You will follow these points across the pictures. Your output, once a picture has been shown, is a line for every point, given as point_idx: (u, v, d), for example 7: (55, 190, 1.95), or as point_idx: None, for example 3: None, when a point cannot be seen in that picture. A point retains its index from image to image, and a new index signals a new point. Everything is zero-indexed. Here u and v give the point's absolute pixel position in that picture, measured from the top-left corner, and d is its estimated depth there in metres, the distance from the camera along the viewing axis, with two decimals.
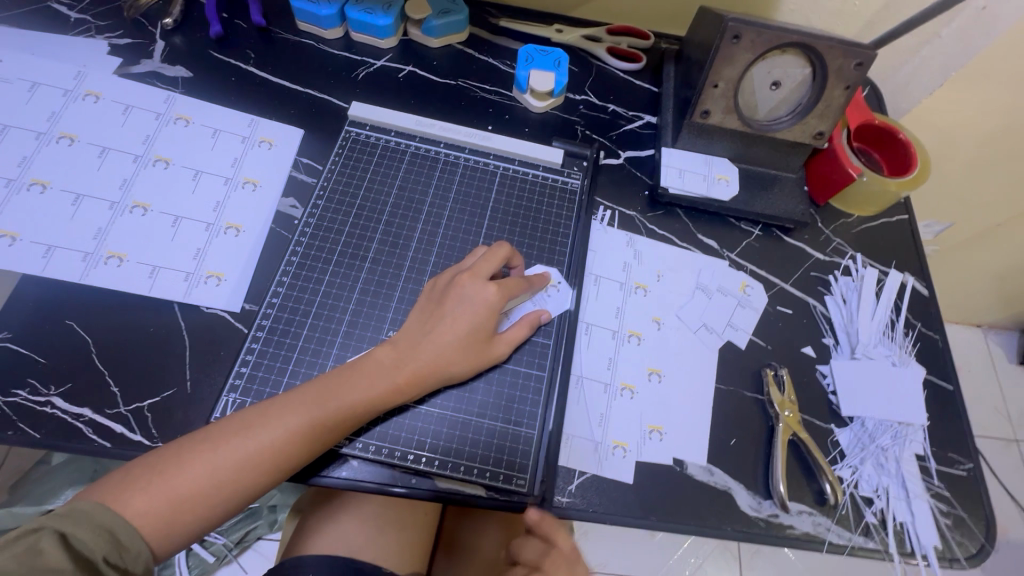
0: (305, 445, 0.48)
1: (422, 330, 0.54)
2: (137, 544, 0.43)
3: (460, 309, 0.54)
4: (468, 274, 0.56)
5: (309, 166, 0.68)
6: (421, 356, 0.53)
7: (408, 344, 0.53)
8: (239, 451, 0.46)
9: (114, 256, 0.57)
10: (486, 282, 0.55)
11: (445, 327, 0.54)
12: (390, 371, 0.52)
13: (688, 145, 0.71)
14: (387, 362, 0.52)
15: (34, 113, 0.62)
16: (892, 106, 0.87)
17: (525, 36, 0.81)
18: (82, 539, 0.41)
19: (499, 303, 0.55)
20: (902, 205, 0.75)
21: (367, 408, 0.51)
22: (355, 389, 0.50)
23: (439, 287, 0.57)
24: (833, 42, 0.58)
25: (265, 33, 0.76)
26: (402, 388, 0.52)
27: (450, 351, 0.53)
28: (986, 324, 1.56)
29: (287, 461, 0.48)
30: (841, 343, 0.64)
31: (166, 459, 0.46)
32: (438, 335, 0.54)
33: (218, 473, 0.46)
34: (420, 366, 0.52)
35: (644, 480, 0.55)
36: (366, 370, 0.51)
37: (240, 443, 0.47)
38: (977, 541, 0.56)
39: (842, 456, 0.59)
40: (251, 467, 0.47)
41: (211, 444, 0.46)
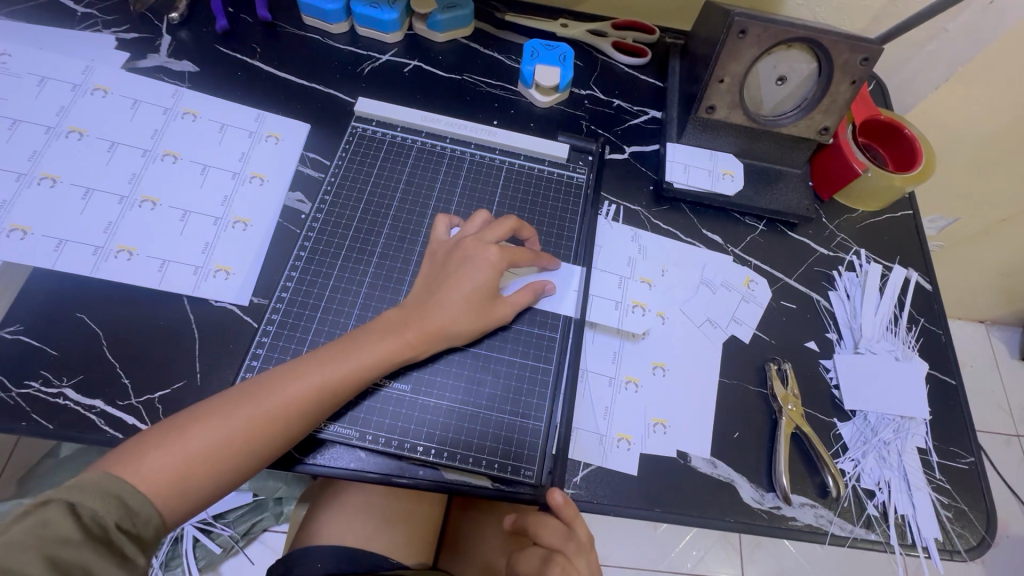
0: (318, 406, 0.49)
1: (431, 292, 0.56)
2: (147, 509, 0.42)
3: (465, 267, 0.56)
4: (473, 239, 0.58)
5: (316, 161, 0.68)
6: (430, 315, 0.54)
7: (417, 306, 0.55)
8: (254, 410, 0.47)
9: (124, 249, 0.58)
10: (489, 244, 0.57)
11: (454, 285, 0.55)
12: (400, 331, 0.53)
13: (693, 140, 0.71)
14: (397, 322, 0.54)
15: (43, 107, 0.63)
16: (897, 101, 0.86)
17: (530, 31, 0.81)
18: (91, 508, 0.39)
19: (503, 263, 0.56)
20: (907, 200, 0.75)
21: (378, 367, 0.51)
22: (365, 349, 0.51)
23: (443, 253, 0.58)
24: (840, 36, 0.58)
25: (271, 28, 0.76)
26: (411, 346, 0.53)
27: (460, 310, 0.55)
28: (988, 320, 1.56)
29: (298, 422, 0.48)
30: (845, 337, 0.65)
31: (183, 419, 0.46)
32: (445, 296, 0.55)
33: (232, 433, 0.46)
34: (430, 324, 0.54)
35: (649, 472, 0.56)
36: (376, 332, 0.53)
37: (255, 402, 0.47)
38: (978, 533, 0.57)
39: (845, 449, 0.59)
40: (264, 426, 0.47)
41: (227, 405, 0.47)
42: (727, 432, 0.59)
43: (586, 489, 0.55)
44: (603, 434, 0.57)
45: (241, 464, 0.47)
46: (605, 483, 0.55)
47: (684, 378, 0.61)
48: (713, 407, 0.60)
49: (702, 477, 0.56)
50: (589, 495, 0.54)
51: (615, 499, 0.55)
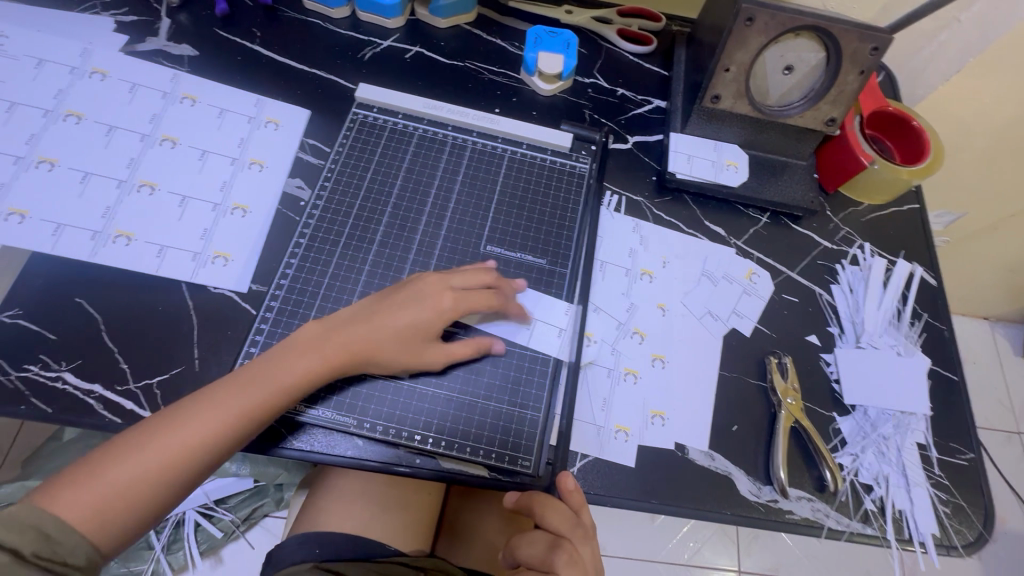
0: (244, 427, 0.49)
1: (365, 313, 0.54)
2: (70, 538, 0.42)
3: (414, 301, 0.55)
4: (436, 279, 0.56)
5: (316, 148, 0.67)
6: (355, 332, 0.53)
7: (343, 324, 0.54)
8: (178, 436, 0.46)
9: (122, 235, 0.58)
10: (444, 287, 0.56)
11: (389, 312, 0.54)
12: (321, 348, 0.52)
13: (696, 131, 0.71)
14: (319, 339, 0.52)
15: (41, 90, 0.62)
16: (907, 92, 0.85)
17: (534, 17, 0.80)
18: (9, 542, 0.39)
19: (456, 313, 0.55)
20: (914, 194, 0.74)
21: (300, 385, 0.51)
22: (284, 367, 0.51)
23: (398, 277, 0.57)
24: (849, 25, 0.57)
25: (271, 12, 0.75)
26: (338, 365, 0.52)
27: (392, 335, 0.53)
28: (993, 317, 1.55)
29: (222, 443, 0.48)
30: (846, 332, 0.64)
31: (105, 451, 0.45)
32: (383, 319, 0.54)
33: (152, 462, 0.45)
34: (355, 342, 0.53)
35: (648, 463, 0.56)
36: (298, 349, 0.52)
37: (184, 427, 0.47)
38: (976, 529, 0.57)
39: (843, 444, 0.59)
40: (188, 451, 0.47)
41: (142, 435, 0.46)
42: (725, 426, 0.58)
43: (583, 479, 0.55)
44: (601, 425, 0.57)
45: (171, 489, 0.46)
46: (602, 473, 0.55)
47: (681, 367, 0.60)
48: (709, 402, 0.59)
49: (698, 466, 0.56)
50: (587, 486, 0.54)
51: (613, 489, 0.54)
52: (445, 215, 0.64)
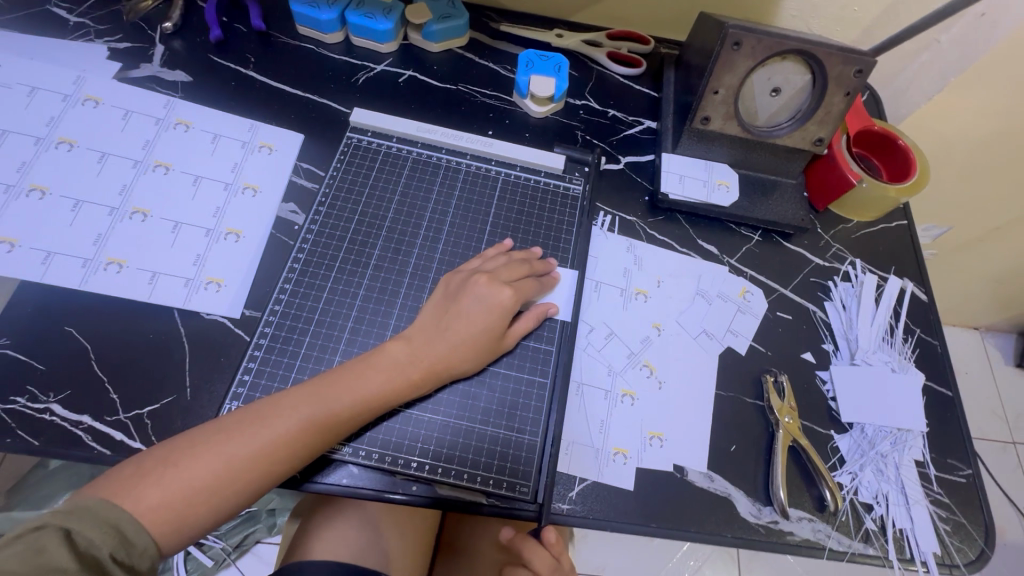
0: (322, 436, 0.48)
1: (437, 325, 0.55)
2: (143, 540, 0.42)
3: (476, 308, 0.55)
4: (486, 275, 0.57)
5: (310, 172, 0.67)
6: (434, 351, 0.54)
7: (421, 339, 0.54)
8: (258, 441, 0.46)
9: (114, 262, 0.57)
10: (501, 285, 0.56)
11: (460, 322, 0.55)
12: (405, 367, 0.52)
13: (687, 151, 0.71)
14: (401, 358, 0.53)
15: (34, 117, 0.62)
16: (891, 109, 0.87)
17: (525, 41, 0.82)
18: (87, 536, 0.39)
19: (512, 302, 0.56)
20: (902, 211, 0.75)
21: (381, 401, 0.51)
22: (372, 382, 0.51)
23: (452, 287, 0.57)
24: (834, 48, 0.58)
25: (265, 37, 0.76)
26: (417, 381, 0.53)
27: (464, 351, 0.54)
28: (983, 327, 1.57)
29: (303, 452, 0.48)
30: (841, 348, 0.65)
31: (181, 449, 0.45)
32: (456, 336, 0.54)
33: (231, 464, 0.45)
34: (436, 360, 0.53)
35: (647, 487, 0.55)
36: (380, 364, 0.52)
37: (264, 430, 0.47)
38: (977, 546, 0.57)
39: (842, 462, 0.59)
40: (269, 458, 0.46)
41: (223, 437, 0.46)
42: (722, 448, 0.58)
43: (582, 504, 0.54)
44: (598, 448, 0.56)
45: (245, 493, 0.46)
46: (600, 498, 0.54)
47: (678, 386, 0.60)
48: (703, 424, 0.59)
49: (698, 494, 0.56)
50: (585, 511, 0.54)
51: (611, 513, 0.54)
52: (439, 240, 0.64)
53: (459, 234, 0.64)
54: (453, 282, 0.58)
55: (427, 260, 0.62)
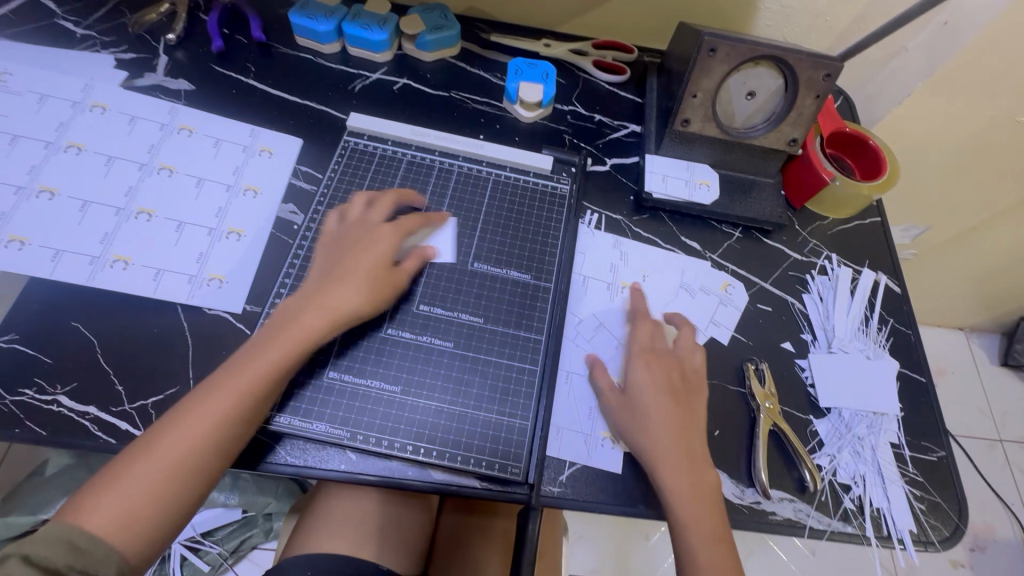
0: (248, 411, 0.50)
1: (324, 275, 0.58)
2: (102, 549, 0.43)
3: (360, 252, 0.59)
4: (370, 223, 0.61)
5: (308, 174, 0.70)
6: (325, 296, 0.56)
7: (315, 290, 0.57)
8: (190, 434, 0.48)
9: (120, 259, 0.60)
10: (382, 227, 0.61)
11: (352, 267, 0.58)
12: (297, 321, 0.54)
13: (669, 152, 0.75)
14: (297, 313, 0.55)
15: (43, 123, 0.65)
16: (865, 114, 0.91)
17: (515, 50, 0.85)
18: (43, 557, 0.41)
19: (396, 241, 0.61)
20: (875, 208, 0.78)
21: (286, 358, 0.53)
22: (276, 347, 0.53)
23: (350, 236, 0.61)
24: (803, 54, 0.62)
25: (265, 48, 0.79)
26: (319, 334, 0.55)
27: (341, 299, 0.56)
28: (967, 327, 1.61)
29: (228, 434, 0.49)
30: (819, 337, 0.68)
31: (117, 464, 0.47)
32: (329, 287, 0.56)
33: (165, 464, 0.47)
34: (330, 306, 0.55)
35: (634, 469, 0.58)
36: (290, 328, 0.54)
37: (185, 427, 0.48)
38: (951, 524, 0.59)
39: (821, 445, 0.61)
40: (198, 447, 0.48)
41: (150, 443, 0.47)
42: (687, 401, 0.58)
43: (572, 487, 0.56)
44: (586, 432, 0.59)
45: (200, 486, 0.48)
46: (589, 480, 0.57)
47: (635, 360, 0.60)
48: (663, 380, 0.58)
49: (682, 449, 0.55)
50: (575, 493, 0.56)
51: (600, 496, 0.56)
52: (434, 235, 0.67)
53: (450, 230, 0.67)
54: (339, 233, 0.62)
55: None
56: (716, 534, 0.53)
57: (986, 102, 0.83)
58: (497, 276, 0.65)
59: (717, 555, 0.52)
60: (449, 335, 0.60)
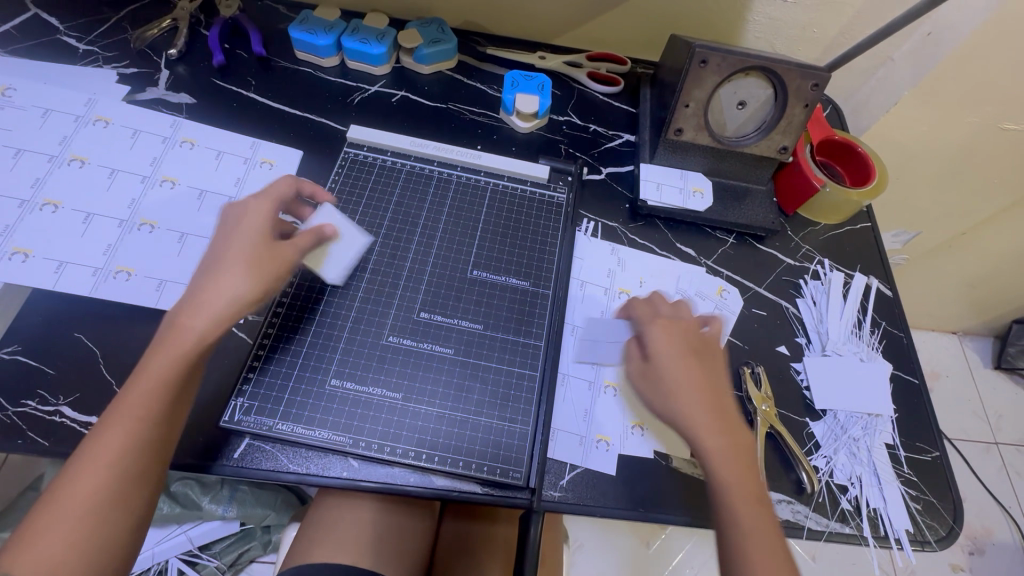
0: (164, 408, 0.48)
1: (217, 263, 0.53)
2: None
3: (240, 228, 0.55)
4: (259, 202, 0.57)
5: (309, 185, 0.71)
6: (205, 287, 0.52)
7: (201, 281, 0.53)
8: (106, 453, 0.46)
9: (122, 270, 0.60)
10: (262, 205, 0.57)
11: (235, 254, 0.54)
12: (178, 322, 0.51)
13: (663, 161, 0.77)
14: (186, 310, 0.51)
15: (46, 136, 0.66)
16: (854, 122, 0.93)
17: (511, 63, 0.87)
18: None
19: (272, 214, 0.57)
20: (865, 214, 0.80)
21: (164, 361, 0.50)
22: (172, 348, 0.50)
23: (229, 218, 0.57)
24: (791, 65, 0.64)
25: (265, 62, 0.81)
26: (208, 323, 0.51)
27: (235, 290, 0.52)
28: (960, 331, 1.62)
29: (153, 442, 0.48)
30: (813, 341, 0.69)
31: (50, 495, 0.45)
32: (210, 277, 0.52)
33: (97, 486, 0.45)
34: (206, 298, 0.52)
35: (633, 472, 0.58)
36: (175, 329, 0.51)
37: (104, 447, 0.46)
38: (947, 524, 0.60)
39: (817, 447, 0.62)
40: (125, 462, 0.46)
41: (74, 470, 0.45)
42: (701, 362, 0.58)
43: (572, 491, 0.57)
44: (584, 435, 0.59)
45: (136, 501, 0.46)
46: (590, 485, 0.57)
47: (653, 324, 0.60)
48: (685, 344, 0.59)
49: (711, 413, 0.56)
50: (576, 498, 0.56)
51: (600, 500, 0.57)
52: (434, 244, 0.68)
53: (450, 239, 0.68)
54: (231, 217, 0.57)
55: (423, 262, 0.66)
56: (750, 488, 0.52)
57: (970, 110, 0.85)
58: (496, 284, 0.66)
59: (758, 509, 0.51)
60: (450, 341, 0.61)
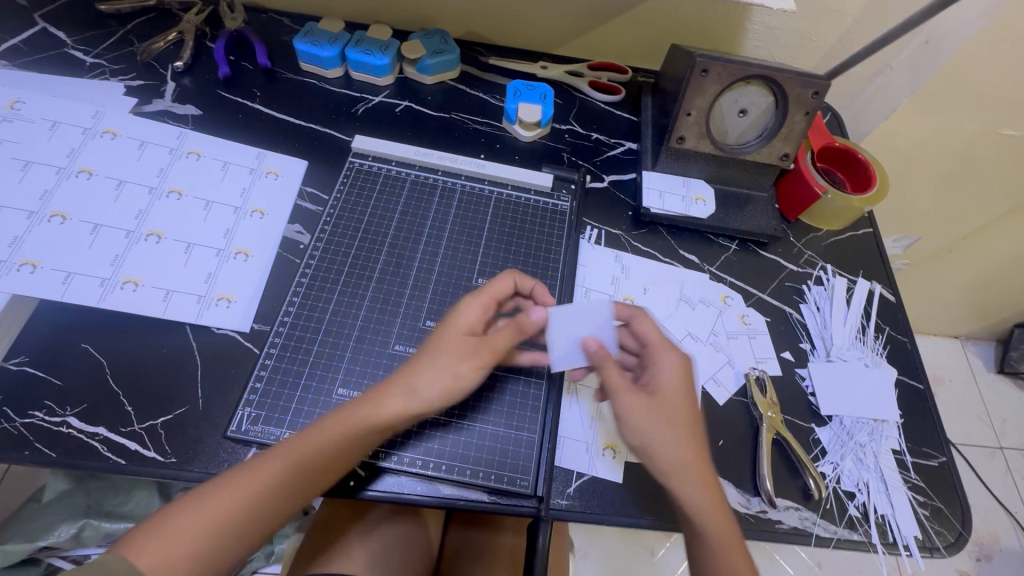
0: (322, 468, 0.49)
1: (432, 347, 0.54)
2: None
3: (450, 317, 0.56)
4: (482, 292, 0.58)
5: (314, 195, 0.72)
6: (405, 373, 0.53)
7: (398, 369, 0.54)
8: (254, 480, 0.48)
9: (130, 281, 0.61)
10: (481, 297, 0.57)
11: (460, 338, 0.55)
12: (377, 397, 0.52)
13: (666, 169, 0.77)
14: (398, 389, 0.52)
15: (55, 148, 0.66)
16: (854, 129, 0.94)
17: (513, 72, 0.88)
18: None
19: (480, 309, 0.57)
20: (867, 219, 0.81)
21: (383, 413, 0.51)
22: (352, 420, 0.50)
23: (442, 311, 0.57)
24: (791, 73, 0.65)
25: (270, 73, 0.82)
26: (397, 413, 0.52)
27: (427, 390, 0.52)
28: (962, 335, 1.62)
29: (299, 491, 0.49)
30: (817, 347, 0.69)
31: (187, 502, 0.46)
32: (416, 362, 0.54)
33: (231, 513, 0.46)
34: (410, 386, 0.52)
35: (639, 479, 0.58)
36: (360, 401, 0.52)
37: (259, 481, 0.48)
38: (955, 530, 0.60)
39: (824, 453, 0.62)
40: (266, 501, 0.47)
41: (217, 489, 0.47)
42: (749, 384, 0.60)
43: (579, 499, 0.57)
44: (590, 443, 0.59)
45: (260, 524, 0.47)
46: (596, 492, 0.57)
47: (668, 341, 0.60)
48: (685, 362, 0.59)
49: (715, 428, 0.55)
50: (582, 506, 0.56)
51: (608, 508, 0.56)
52: (438, 252, 0.68)
53: (455, 248, 0.69)
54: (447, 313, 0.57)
55: (428, 270, 0.66)
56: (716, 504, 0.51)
57: (968, 116, 0.86)
58: None
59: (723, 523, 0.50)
60: None
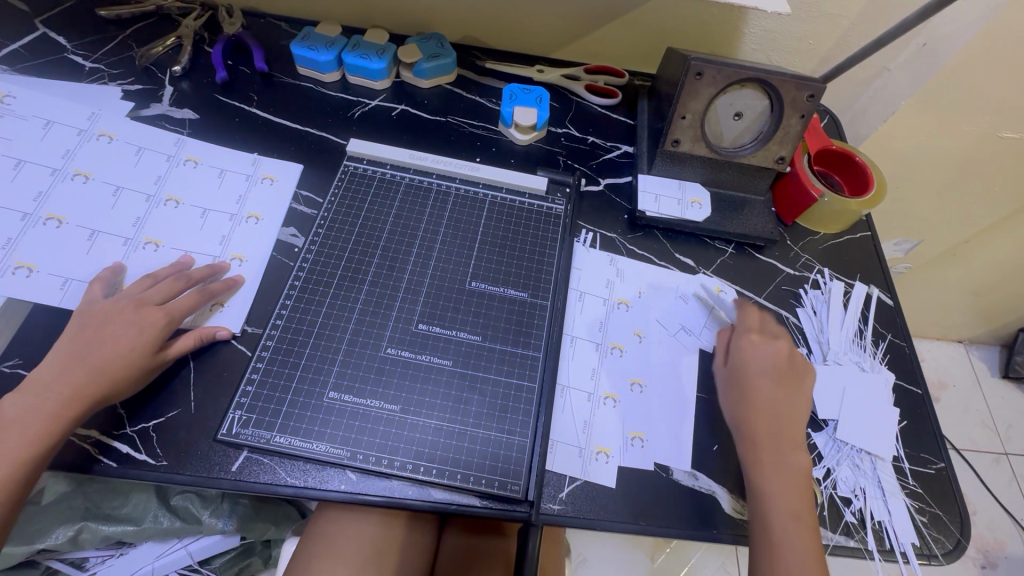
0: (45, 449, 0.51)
1: (102, 329, 0.56)
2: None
3: (133, 306, 0.57)
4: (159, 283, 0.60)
5: (309, 199, 0.72)
6: (88, 351, 0.54)
7: (83, 341, 0.55)
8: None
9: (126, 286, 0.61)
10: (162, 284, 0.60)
11: (120, 332, 0.55)
12: (71, 365, 0.53)
13: (661, 172, 0.77)
14: (65, 362, 0.54)
15: (51, 152, 0.67)
16: (852, 132, 0.94)
17: (510, 76, 0.88)
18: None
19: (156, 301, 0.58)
20: (865, 223, 0.80)
21: (79, 405, 0.52)
22: (47, 391, 0.52)
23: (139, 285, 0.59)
24: (786, 76, 0.65)
25: (267, 77, 0.82)
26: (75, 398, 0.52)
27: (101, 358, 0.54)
28: (966, 340, 1.61)
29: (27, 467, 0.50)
30: (814, 350, 0.68)
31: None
32: (100, 334, 0.55)
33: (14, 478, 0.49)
34: (94, 360, 0.54)
35: (631, 484, 0.58)
36: (77, 367, 0.53)
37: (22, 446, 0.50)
38: (954, 537, 0.59)
39: (820, 458, 0.62)
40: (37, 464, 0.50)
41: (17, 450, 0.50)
42: (802, 391, 0.61)
43: (572, 504, 0.56)
44: (583, 447, 0.59)
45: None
46: (589, 497, 0.57)
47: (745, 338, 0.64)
48: (771, 369, 0.61)
49: (771, 435, 0.58)
50: (575, 511, 0.56)
51: (601, 513, 0.56)
52: (432, 256, 0.68)
53: (447, 251, 0.69)
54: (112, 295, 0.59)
55: (422, 273, 0.66)
56: (797, 512, 0.55)
57: (967, 119, 0.85)
58: (494, 295, 0.66)
59: (804, 532, 0.54)
60: (448, 353, 0.61)
